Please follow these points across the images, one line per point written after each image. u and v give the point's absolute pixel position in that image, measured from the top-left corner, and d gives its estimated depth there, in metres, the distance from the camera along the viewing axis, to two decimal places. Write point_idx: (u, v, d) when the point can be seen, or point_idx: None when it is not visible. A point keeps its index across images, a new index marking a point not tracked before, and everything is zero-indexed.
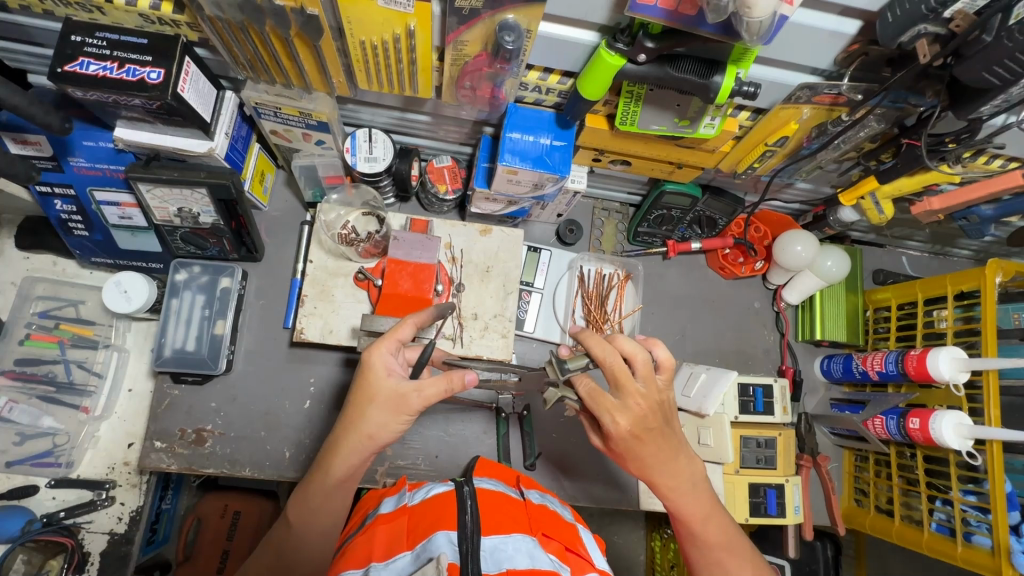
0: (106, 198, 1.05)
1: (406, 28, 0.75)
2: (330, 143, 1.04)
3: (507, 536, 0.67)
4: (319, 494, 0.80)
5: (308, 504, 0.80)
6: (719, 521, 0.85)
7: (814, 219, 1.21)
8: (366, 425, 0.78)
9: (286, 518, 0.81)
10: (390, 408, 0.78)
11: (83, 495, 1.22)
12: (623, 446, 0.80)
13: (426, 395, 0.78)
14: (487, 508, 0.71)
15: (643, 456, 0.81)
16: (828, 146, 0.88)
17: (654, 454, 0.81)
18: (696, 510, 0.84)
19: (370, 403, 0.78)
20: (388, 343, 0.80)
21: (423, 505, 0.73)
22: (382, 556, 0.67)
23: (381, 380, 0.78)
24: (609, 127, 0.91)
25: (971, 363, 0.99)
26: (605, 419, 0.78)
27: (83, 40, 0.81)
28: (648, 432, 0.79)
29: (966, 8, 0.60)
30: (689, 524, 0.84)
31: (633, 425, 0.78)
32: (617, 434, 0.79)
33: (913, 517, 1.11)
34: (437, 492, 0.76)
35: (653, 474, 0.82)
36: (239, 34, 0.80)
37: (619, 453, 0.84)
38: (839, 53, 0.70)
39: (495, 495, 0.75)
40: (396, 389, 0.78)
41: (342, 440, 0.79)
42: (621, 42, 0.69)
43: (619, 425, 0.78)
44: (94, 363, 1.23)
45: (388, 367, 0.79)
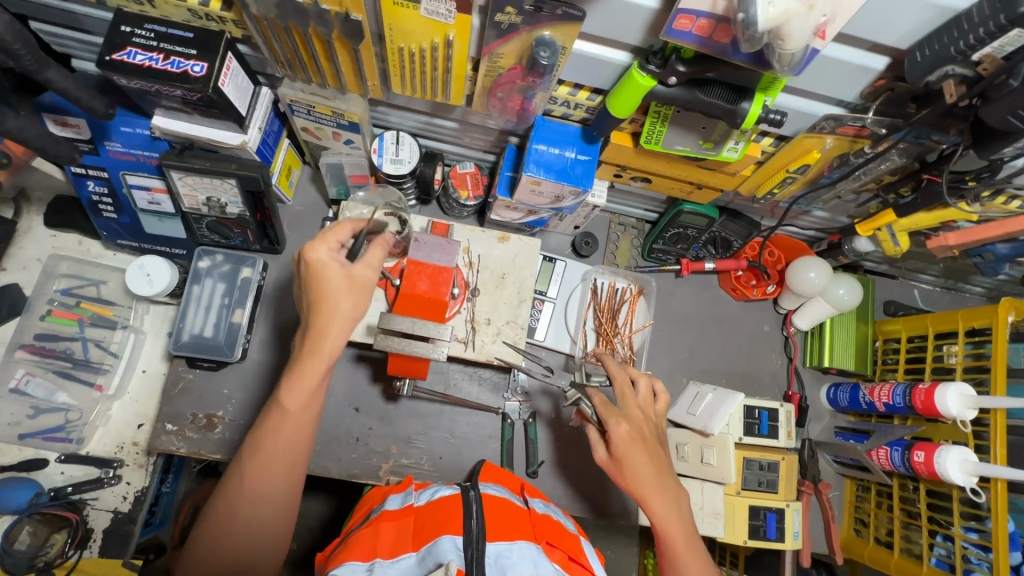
0: (137, 182, 1.08)
1: (444, 38, 0.77)
2: (358, 143, 1.07)
3: (513, 542, 0.68)
4: (312, 378, 0.80)
5: (304, 389, 0.80)
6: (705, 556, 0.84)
7: (829, 247, 1.23)
8: (336, 308, 0.80)
9: (279, 409, 0.80)
10: (351, 296, 0.81)
11: (91, 472, 1.23)
12: (618, 457, 0.85)
13: (372, 265, 0.84)
14: (492, 515, 0.73)
15: (638, 469, 0.84)
16: (848, 177, 0.89)
17: (649, 467, 0.85)
18: (683, 539, 0.83)
19: (339, 292, 0.80)
20: (327, 240, 0.81)
21: (430, 506, 0.74)
22: (388, 553, 0.68)
23: (330, 273, 0.80)
24: (633, 145, 0.94)
25: (979, 401, 1.00)
26: (609, 423, 0.86)
27: (132, 31, 0.85)
28: (642, 441, 0.86)
29: (994, 53, 0.59)
30: (677, 551, 0.83)
31: (631, 435, 0.86)
32: (616, 444, 0.86)
33: (912, 550, 1.11)
34: (442, 495, 0.77)
35: (646, 492, 0.84)
36: (282, 34, 0.83)
37: (619, 464, 0.86)
38: (865, 87, 0.72)
39: (500, 502, 0.76)
40: (344, 273, 0.81)
41: (325, 327, 0.80)
42: (653, 64, 0.71)
43: (618, 431, 0.85)
44: (111, 343, 1.27)
45: (329, 261, 0.80)
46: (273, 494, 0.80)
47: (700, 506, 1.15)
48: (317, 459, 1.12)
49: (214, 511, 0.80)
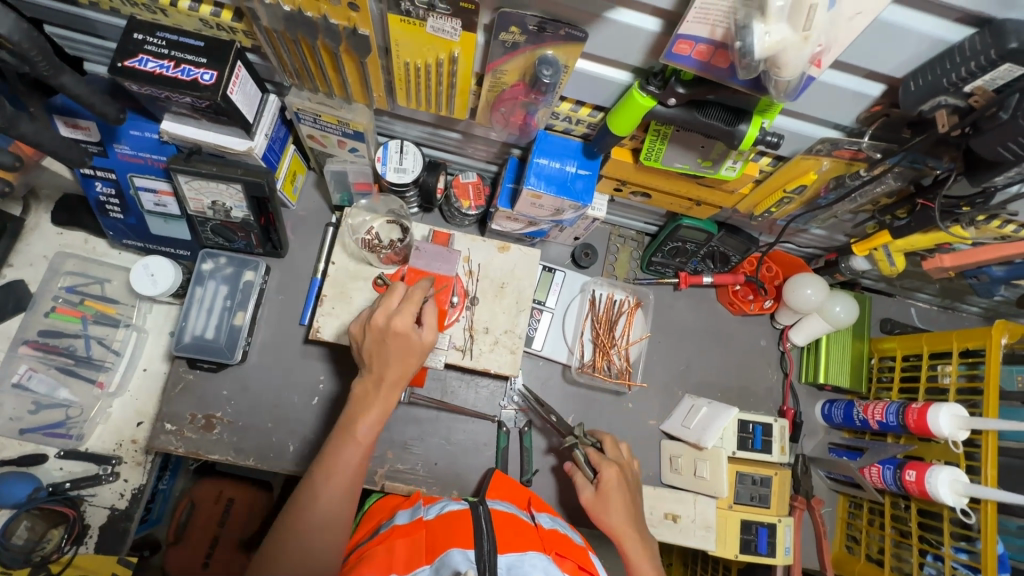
0: (144, 184, 1.10)
1: (449, 54, 0.78)
2: (363, 151, 1.09)
3: (523, 553, 0.70)
4: (381, 415, 0.92)
5: (375, 424, 0.91)
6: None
7: (826, 264, 1.24)
8: (408, 362, 0.91)
9: (352, 439, 0.90)
10: (417, 354, 0.92)
11: (89, 468, 1.25)
12: (603, 497, 1.00)
13: (435, 329, 0.94)
14: (501, 528, 0.74)
15: (616, 509, 0.99)
16: (844, 198, 0.90)
17: (626, 509, 0.99)
18: None
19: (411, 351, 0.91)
20: (410, 308, 0.90)
21: (440, 520, 0.76)
22: (402, 568, 0.69)
23: (412, 337, 0.91)
24: (633, 161, 0.95)
25: (971, 422, 1.00)
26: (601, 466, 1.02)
27: (144, 38, 0.86)
28: (626, 485, 1.03)
29: (985, 85, 0.60)
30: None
31: (619, 478, 1.02)
32: (603, 485, 1.01)
33: (903, 569, 1.12)
34: (451, 509, 0.79)
35: (624, 530, 0.97)
36: (291, 45, 0.85)
37: (604, 502, 1.00)
38: (862, 113, 0.73)
39: (507, 517, 0.78)
40: (422, 337, 0.92)
41: (399, 375, 0.92)
42: (653, 85, 0.73)
43: (608, 474, 1.02)
44: (113, 341, 1.28)
45: (410, 325, 0.90)
46: (335, 525, 0.84)
47: (692, 519, 1.16)
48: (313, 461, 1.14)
49: (277, 538, 0.81)
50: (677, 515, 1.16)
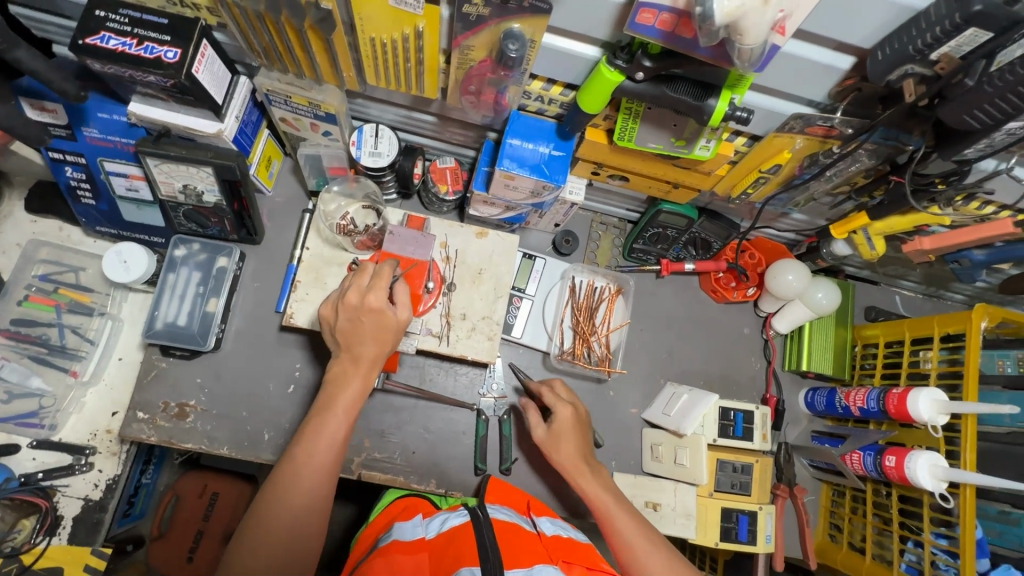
0: (115, 169, 1.08)
1: (414, 28, 0.77)
2: (337, 135, 1.07)
3: (531, 568, 0.74)
4: (361, 393, 0.92)
5: (355, 403, 0.91)
6: (663, 551, 0.92)
7: (808, 250, 1.23)
8: (385, 340, 0.91)
9: (333, 417, 0.89)
10: (393, 334, 0.92)
11: (63, 458, 1.23)
12: (551, 439, 1.05)
13: (407, 306, 0.93)
14: (505, 542, 0.80)
15: (569, 449, 1.03)
16: (820, 177, 0.89)
17: (578, 449, 1.04)
18: (630, 521, 0.96)
19: (387, 330, 0.91)
20: (381, 288, 0.90)
21: (443, 540, 0.81)
22: None
23: (387, 314, 0.90)
24: (607, 141, 0.94)
25: (950, 406, 0.99)
26: (556, 406, 1.07)
27: (106, 16, 0.85)
28: (578, 425, 1.07)
29: (952, 52, 0.59)
30: (629, 544, 0.93)
31: (572, 418, 1.06)
32: (556, 425, 1.06)
33: (885, 556, 1.10)
34: (453, 525, 0.84)
35: (576, 468, 1.02)
36: (256, 22, 0.83)
37: (556, 440, 1.05)
38: (833, 87, 0.72)
39: (511, 535, 0.83)
40: (399, 317, 0.91)
41: (376, 354, 0.92)
42: (620, 59, 0.71)
43: (562, 414, 1.06)
44: (88, 329, 1.26)
45: (386, 304, 0.90)
46: (317, 507, 0.84)
47: (673, 508, 1.14)
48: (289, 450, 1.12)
49: (256, 521, 0.80)
50: (657, 504, 1.15)
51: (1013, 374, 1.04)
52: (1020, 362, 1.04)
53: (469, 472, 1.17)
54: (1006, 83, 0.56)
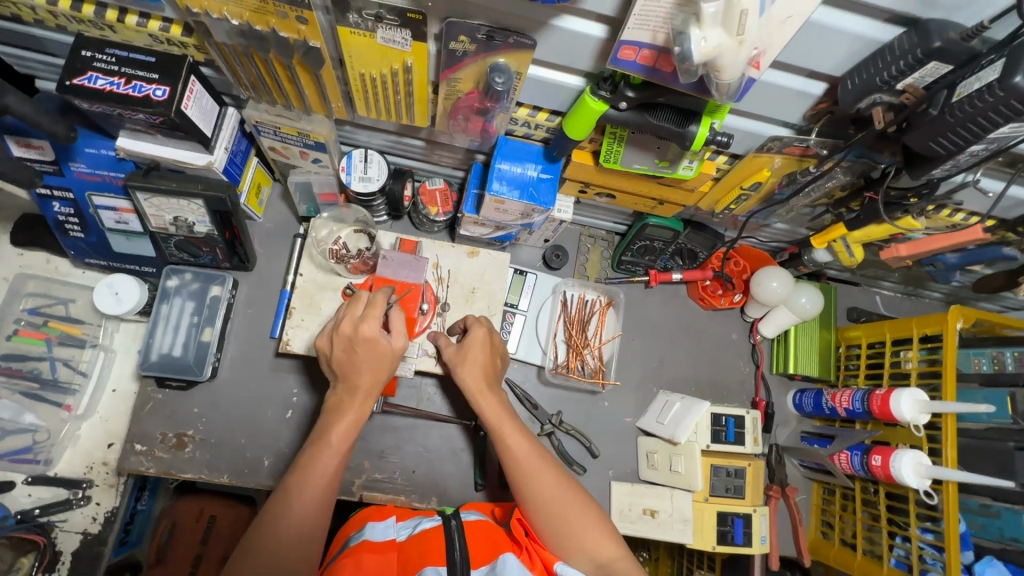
0: (104, 202, 1.08)
1: (403, 64, 0.78)
2: (326, 162, 1.08)
3: (495, 562, 0.80)
4: (355, 423, 0.92)
5: (349, 432, 0.92)
6: (555, 474, 0.91)
7: (790, 257, 1.26)
8: (381, 369, 0.93)
9: (327, 448, 0.89)
10: (388, 363, 0.94)
11: (59, 493, 1.23)
12: (455, 355, 1.01)
13: (403, 333, 0.95)
14: (473, 541, 0.85)
15: (474, 367, 1.00)
16: (799, 193, 0.92)
17: (484, 367, 1.00)
18: (524, 446, 0.93)
19: (380, 358, 0.93)
20: (373, 315, 0.92)
21: (414, 541, 0.85)
22: None
23: (381, 343, 0.93)
24: (593, 162, 0.96)
25: (931, 406, 1.03)
26: (471, 325, 1.04)
27: (93, 55, 0.85)
28: (488, 347, 1.02)
29: (916, 82, 0.62)
30: (520, 463, 0.91)
31: (484, 338, 1.02)
32: (466, 341, 1.02)
33: (875, 551, 1.14)
34: (425, 528, 0.88)
35: (479, 387, 0.99)
36: (244, 59, 0.84)
37: (463, 355, 1.01)
38: (807, 110, 0.75)
39: (480, 533, 0.87)
40: (392, 344, 0.93)
41: (372, 384, 0.93)
42: (603, 90, 0.74)
43: (476, 332, 1.03)
44: (80, 362, 1.25)
45: (379, 332, 0.92)
46: (309, 536, 0.83)
47: (670, 514, 1.18)
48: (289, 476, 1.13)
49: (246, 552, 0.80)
50: (655, 511, 1.19)
51: (989, 372, 1.08)
52: (994, 360, 1.08)
53: (468, 488, 1.18)
54: (976, 108, 0.57)
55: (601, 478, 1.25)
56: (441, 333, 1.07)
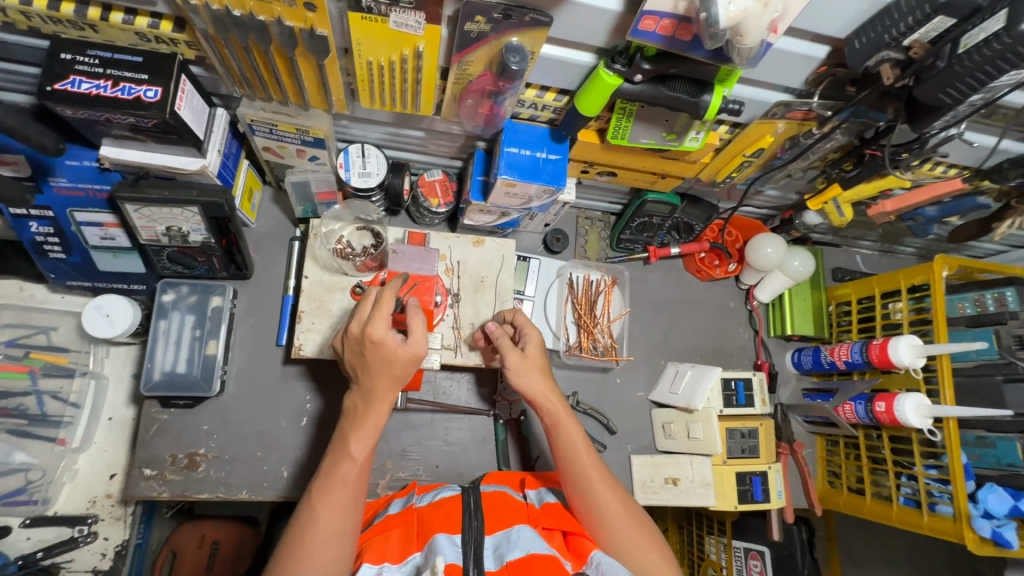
0: (87, 219, 1.01)
1: (414, 49, 0.77)
2: (324, 159, 1.05)
3: (509, 530, 0.81)
4: (375, 427, 0.88)
5: (367, 440, 0.87)
6: (619, 487, 0.92)
7: (782, 223, 1.31)
8: (394, 373, 0.87)
9: (347, 457, 0.86)
10: (406, 365, 0.87)
11: (61, 533, 1.18)
12: (517, 366, 0.96)
13: (418, 336, 0.88)
14: (489, 508, 0.86)
15: (537, 375, 0.96)
16: (798, 156, 0.97)
17: (546, 377, 0.97)
18: (590, 459, 0.92)
19: (388, 361, 0.86)
20: (382, 317, 0.86)
21: (431, 506, 0.87)
22: (397, 557, 0.81)
23: (390, 345, 0.85)
24: (599, 141, 0.98)
25: (927, 349, 1.10)
26: (526, 329, 1.00)
27: (74, 58, 0.80)
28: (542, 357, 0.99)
29: (922, 38, 0.67)
30: (588, 478, 0.91)
31: (540, 343, 0.99)
32: (530, 348, 0.98)
33: (881, 493, 1.21)
34: (444, 497, 0.90)
35: (543, 396, 0.96)
36: (241, 52, 0.81)
37: (527, 363, 0.96)
38: (809, 74, 0.78)
39: (499, 498, 0.89)
40: (405, 348, 0.86)
41: (385, 387, 0.88)
42: (619, 63, 0.75)
43: (530, 336, 0.99)
44: (69, 393, 1.18)
45: (388, 333, 0.86)
46: (336, 543, 0.80)
47: (691, 480, 1.21)
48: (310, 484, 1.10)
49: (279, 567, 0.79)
50: (677, 478, 1.22)
51: (972, 314, 1.16)
52: (977, 303, 1.16)
53: None
54: (983, 57, 0.62)
55: (621, 453, 1.27)
56: (498, 331, 1.00)
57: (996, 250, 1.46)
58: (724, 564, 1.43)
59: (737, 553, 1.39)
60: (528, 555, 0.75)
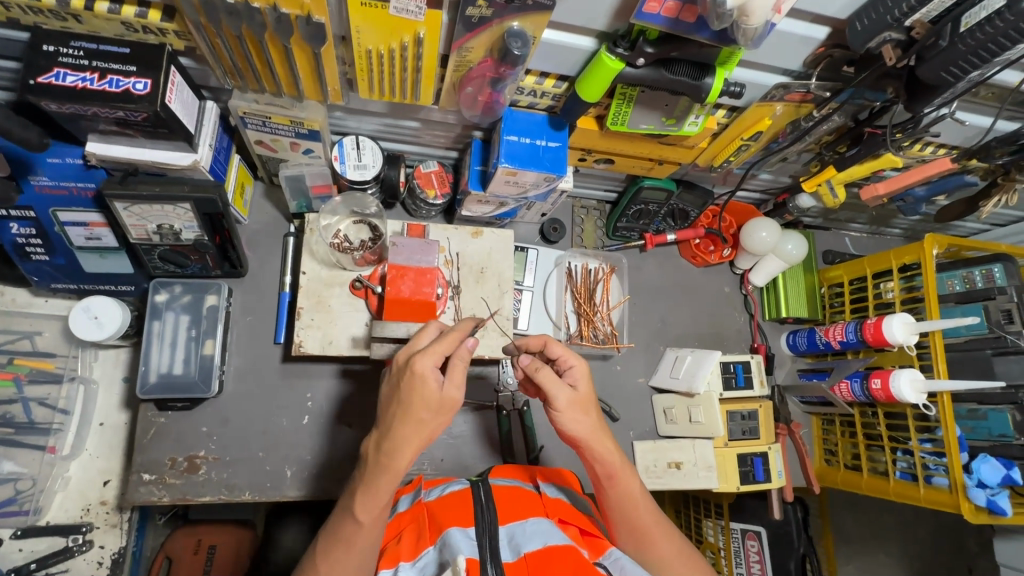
0: (71, 218, 0.98)
1: (414, 36, 0.76)
2: (319, 152, 1.03)
3: (524, 521, 0.82)
4: (389, 487, 0.77)
5: (376, 503, 0.77)
6: (675, 534, 0.88)
7: (776, 207, 1.33)
8: (421, 419, 0.75)
9: (355, 522, 0.78)
10: (438, 416, 0.76)
11: (56, 542, 1.16)
12: (566, 413, 0.83)
13: (461, 385, 0.77)
14: (500, 500, 0.86)
15: (584, 415, 0.84)
16: (795, 139, 0.98)
17: (595, 420, 0.86)
18: (648, 513, 0.88)
19: (420, 407, 0.75)
20: (438, 351, 0.75)
21: (441, 500, 0.87)
22: (410, 555, 0.80)
23: (430, 389, 0.74)
24: (599, 128, 0.98)
25: (920, 325, 1.13)
26: (573, 361, 0.86)
27: (57, 50, 0.77)
28: (589, 400, 0.86)
29: (922, 18, 0.70)
30: (646, 530, 0.87)
31: (589, 375, 0.87)
32: (581, 385, 0.85)
33: (878, 468, 1.24)
34: (453, 490, 0.89)
35: (593, 443, 0.85)
36: (234, 41, 0.78)
37: (576, 406, 0.84)
38: (807, 56, 0.79)
39: (509, 491, 0.89)
40: (444, 394, 0.75)
41: (409, 438, 0.76)
42: (621, 47, 0.74)
43: (577, 368, 0.86)
44: (58, 399, 1.14)
45: (435, 371, 0.75)
46: None
47: (694, 463, 1.23)
48: (315, 483, 1.09)
49: None
50: (679, 462, 1.23)
51: (962, 291, 1.19)
52: (966, 279, 1.19)
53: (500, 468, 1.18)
54: (983, 36, 0.65)
55: (623, 439, 1.28)
56: (536, 364, 0.83)
57: (979, 229, 1.50)
58: (722, 546, 1.44)
59: (735, 534, 1.40)
60: (546, 547, 0.76)
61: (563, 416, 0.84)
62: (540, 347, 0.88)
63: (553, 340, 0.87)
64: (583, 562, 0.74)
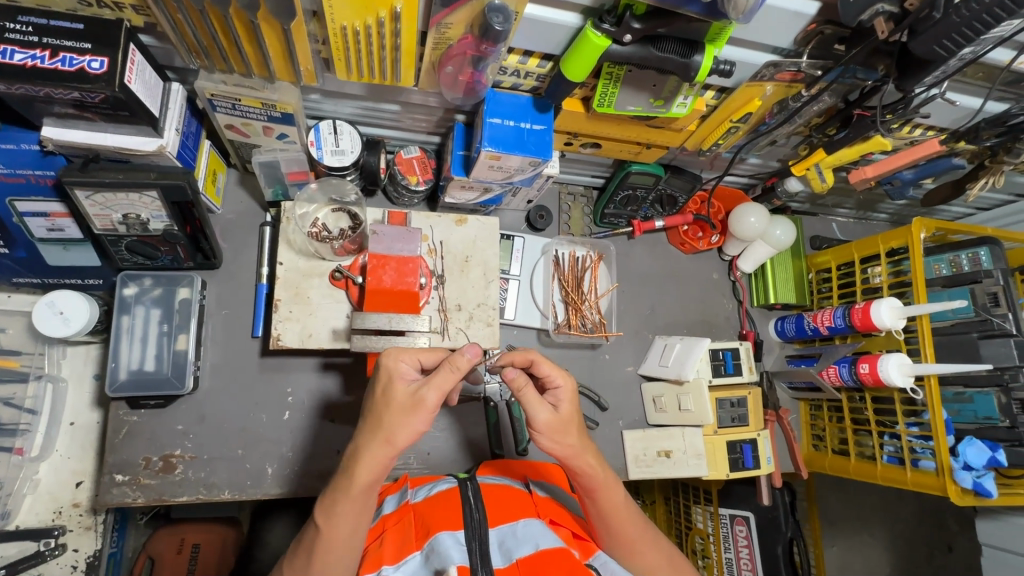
0: (30, 208, 0.92)
1: (390, 11, 0.72)
2: (293, 136, 0.98)
3: (515, 524, 0.80)
4: (356, 499, 0.75)
5: (340, 514, 0.75)
6: (660, 542, 0.88)
7: (764, 191, 1.31)
8: (383, 416, 0.74)
9: (321, 533, 0.75)
10: (401, 417, 0.74)
11: (26, 547, 1.10)
12: (547, 432, 0.82)
13: (438, 389, 0.74)
14: (489, 501, 0.84)
15: (567, 436, 0.82)
16: (785, 121, 0.96)
17: (579, 440, 0.83)
18: (633, 527, 0.86)
19: (383, 407, 0.75)
20: (412, 351, 0.78)
21: (429, 501, 0.84)
22: (393, 559, 0.77)
23: (397, 384, 0.75)
24: (585, 110, 0.95)
25: (907, 310, 1.12)
26: (558, 380, 0.83)
27: (4, 25, 0.71)
28: (570, 421, 0.82)
29: None
30: (631, 541, 0.85)
31: (574, 393, 0.84)
32: (563, 405, 0.83)
33: (865, 453, 1.24)
34: (441, 490, 0.87)
35: (577, 463, 0.82)
36: (198, 18, 0.74)
37: (558, 427, 0.81)
38: (800, 32, 0.76)
39: (500, 491, 0.87)
40: (410, 388, 0.75)
41: (370, 442, 0.74)
42: (607, 23, 0.71)
43: (564, 389, 0.83)
44: (23, 399, 1.09)
45: (404, 365, 0.77)
46: None
47: (684, 451, 1.21)
48: (298, 480, 1.05)
49: None
50: (669, 451, 1.22)
51: (949, 274, 1.19)
52: (953, 263, 1.19)
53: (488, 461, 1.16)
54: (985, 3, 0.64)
55: (612, 429, 1.26)
56: (521, 380, 0.79)
57: (964, 213, 1.51)
58: (711, 532, 1.45)
59: (723, 520, 1.41)
60: (538, 551, 0.75)
61: (542, 434, 0.82)
62: (525, 362, 0.84)
63: (541, 356, 0.84)
64: (576, 564, 0.74)
